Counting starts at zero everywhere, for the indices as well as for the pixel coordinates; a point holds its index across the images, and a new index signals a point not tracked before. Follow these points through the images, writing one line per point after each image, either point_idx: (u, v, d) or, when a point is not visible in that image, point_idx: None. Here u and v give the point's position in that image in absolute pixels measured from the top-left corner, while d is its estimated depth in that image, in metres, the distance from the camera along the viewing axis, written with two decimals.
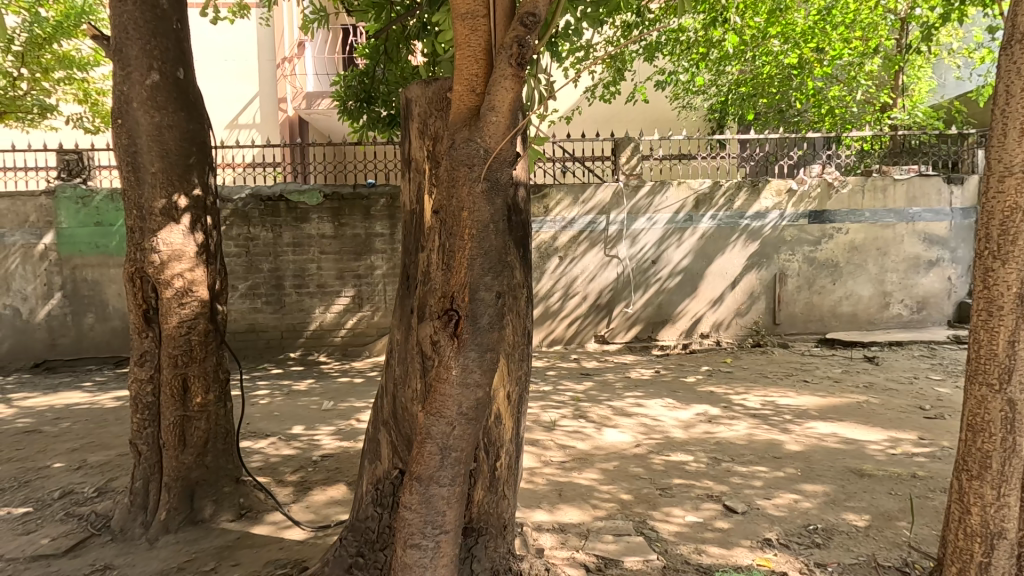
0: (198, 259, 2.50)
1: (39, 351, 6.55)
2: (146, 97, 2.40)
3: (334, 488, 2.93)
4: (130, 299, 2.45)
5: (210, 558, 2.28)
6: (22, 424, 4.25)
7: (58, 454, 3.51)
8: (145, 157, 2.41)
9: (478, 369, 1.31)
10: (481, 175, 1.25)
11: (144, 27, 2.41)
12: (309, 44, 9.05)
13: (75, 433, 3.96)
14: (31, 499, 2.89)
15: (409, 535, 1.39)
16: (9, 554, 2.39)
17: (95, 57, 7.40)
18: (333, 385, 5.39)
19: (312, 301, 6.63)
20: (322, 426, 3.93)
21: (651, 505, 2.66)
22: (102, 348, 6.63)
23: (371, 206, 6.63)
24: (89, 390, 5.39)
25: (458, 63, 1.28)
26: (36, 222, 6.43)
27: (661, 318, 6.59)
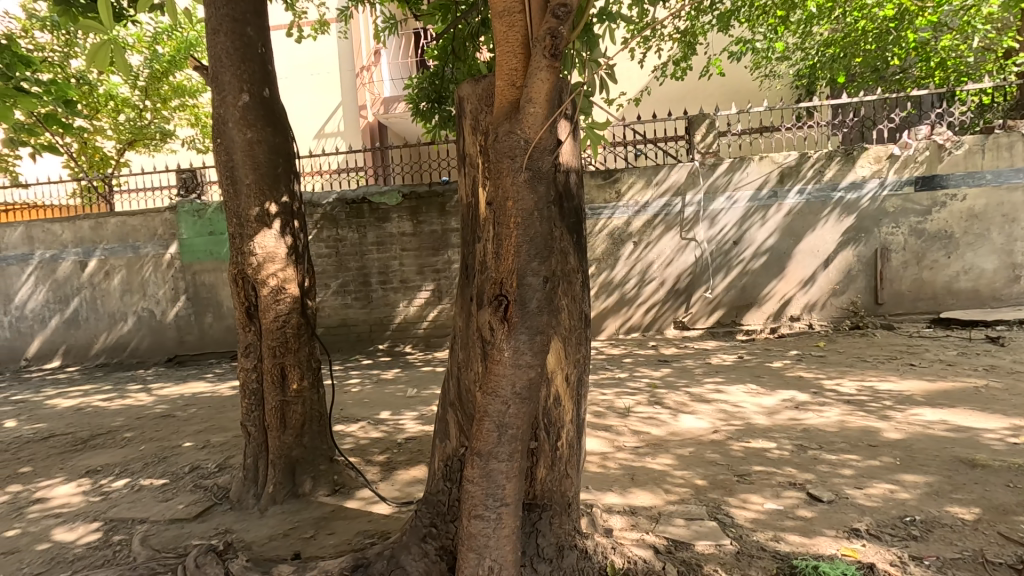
0: (288, 259, 2.77)
1: (170, 347, 7.51)
2: (239, 117, 2.68)
3: (417, 468, 3.13)
4: (235, 297, 2.78)
5: (310, 526, 2.54)
6: (160, 409, 4.93)
7: (188, 435, 4.05)
8: (240, 170, 2.70)
9: (529, 352, 1.38)
10: (522, 165, 1.31)
11: (234, 55, 2.68)
12: (383, 51, 9.52)
13: (200, 417, 4.54)
14: (168, 471, 3.37)
15: (473, 507, 1.48)
16: (153, 516, 2.81)
17: (203, 83, 8.30)
18: (417, 374, 5.71)
19: (396, 295, 7.02)
20: (407, 412, 4.20)
21: (727, 491, 2.60)
22: (220, 344, 7.47)
23: (446, 203, 6.89)
24: (210, 381, 6.13)
25: (497, 59, 1.33)
26: (163, 234, 7.36)
27: (745, 301, 6.27)
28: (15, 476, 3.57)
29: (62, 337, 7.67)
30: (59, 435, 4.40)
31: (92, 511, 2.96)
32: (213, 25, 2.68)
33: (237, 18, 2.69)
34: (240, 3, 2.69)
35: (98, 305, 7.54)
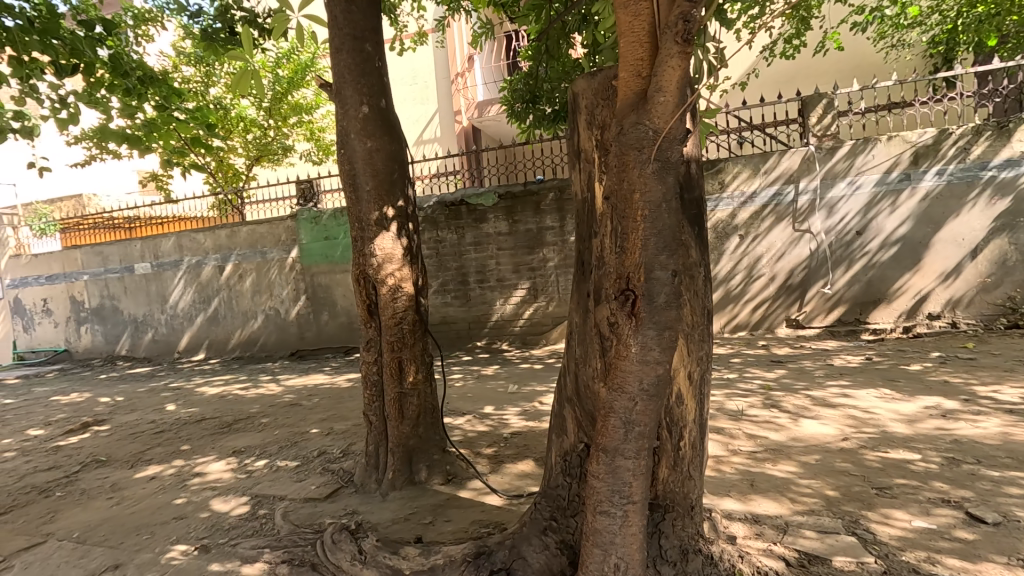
0: (404, 260, 2.94)
1: (293, 342, 8.27)
2: (360, 128, 2.88)
3: (525, 462, 3.19)
4: (358, 296, 2.99)
5: (428, 512, 2.67)
6: (287, 398, 5.45)
7: (314, 423, 4.45)
8: (361, 178, 2.90)
9: (657, 348, 1.35)
10: (651, 156, 1.28)
11: (354, 69, 2.88)
12: (477, 57, 9.86)
13: (323, 406, 4.96)
14: (300, 455, 3.72)
15: (598, 502, 1.48)
16: (290, 494, 3.12)
17: (317, 100, 9.07)
18: (517, 370, 5.82)
19: (493, 294, 7.20)
20: (510, 407, 4.28)
21: (864, 504, 2.37)
22: (335, 340, 8.10)
23: (541, 201, 6.93)
24: (328, 374, 6.68)
25: (622, 50, 1.31)
26: (286, 240, 8.14)
27: (872, 297, 5.68)
28: (178, 453, 4.12)
29: (205, 333, 8.73)
30: (208, 418, 5.02)
31: (241, 486, 3.34)
32: (335, 45, 2.89)
33: (356, 36, 2.89)
34: (360, 22, 2.89)
35: (234, 304, 8.50)
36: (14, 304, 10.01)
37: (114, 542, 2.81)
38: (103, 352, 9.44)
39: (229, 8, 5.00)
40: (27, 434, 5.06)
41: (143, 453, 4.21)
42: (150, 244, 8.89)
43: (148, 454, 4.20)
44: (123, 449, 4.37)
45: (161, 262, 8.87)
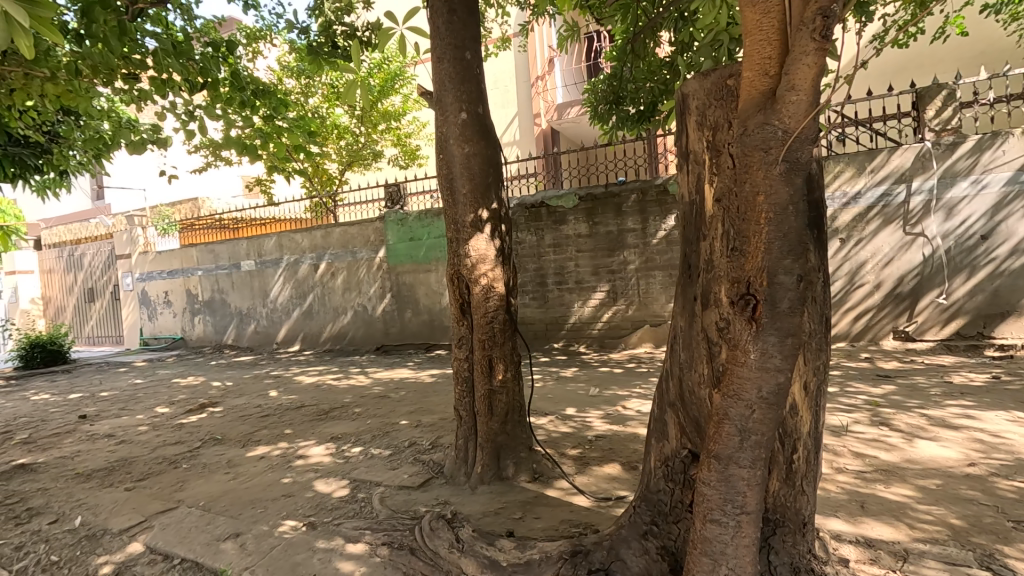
0: (496, 261, 3.02)
1: (378, 337, 8.70)
2: (459, 133, 3.00)
3: (611, 466, 3.17)
4: (452, 295, 3.11)
5: (518, 508, 2.72)
6: (376, 390, 5.76)
7: (403, 415, 4.66)
8: (458, 181, 3.01)
9: (779, 355, 1.30)
10: (778, 157, 1.24)
11: (456, 77, 3.00)
12: (558, 59, 9.91)
13: (410, 400, 5.19)
14: (392, 444, 3.92)
15: (708, 510, 1.45)
16: (385, 481, 3.30)
17: (404, 107, 9.53)
18: (596, 373, 5.78)
19: (571, 296, 7.18)
20: (592, 410, 4.26)
21: (999, 538, 2.14)
22: (417, 336, 8.41)
23: (622, 203, 6.82)
24: (411, 369, 6.96)
25: (748, 49, 1.29)
26: (374, 241, 8.59)
27: (999, 309, 5.10)
28: (283, 435, 4.48)
29: (300, 326, 9.39)
30: (306, 405, 5.40)
31: (340, 470, 3.58)
32: (438, 54, 3.03)
33: (458, 44, 3.01)
34: (461, 32, 3.01)
35: (326, 300, 9.08)
36: (142, 296, 11.31)
37: (234, 513, 3.09)
38: (213, 341, 10.42)
39: (332, 24, 5.38)
40: (155, 411, 5.68)
41: (253, 434, 4.61)
42: (255, 244, 9.74)
43: (257, 435, 4.59)
44: (235, 429, 4.81)
45: (263, 261, 9.67)
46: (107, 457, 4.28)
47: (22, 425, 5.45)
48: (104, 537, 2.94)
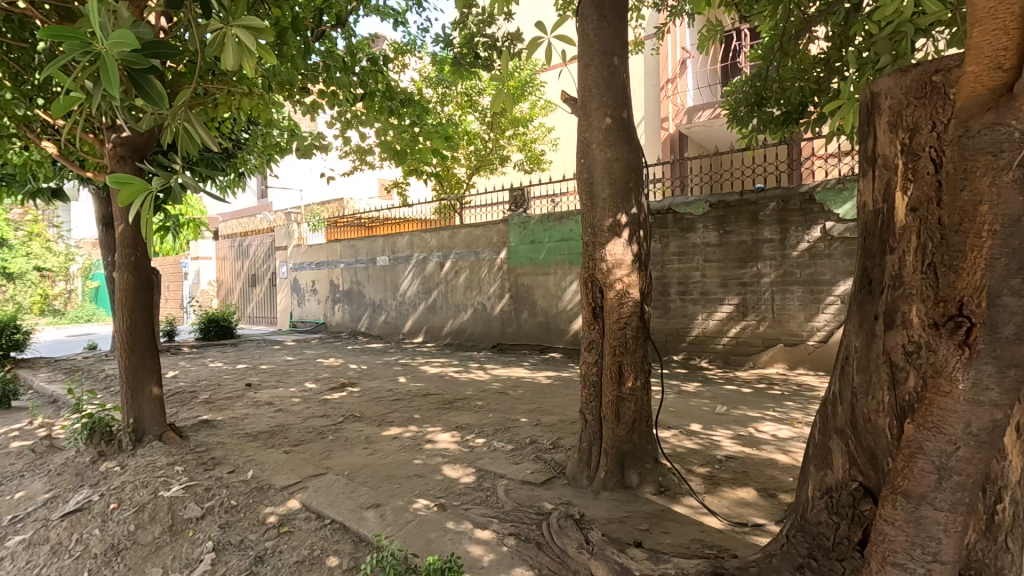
0: (633, 266, 2.98)
1: (494, 335, 9.00)
2: (602, 138, 3.01)
3: (745, 490, 2.98)
4: (584, 298, 3.12)
5: (644, 520, 2.66)
6: (495, 386, 5.97)
7: (522, 412, 4.79)
8: (599, 185, 3.02)
9: (997, 388, 1.17)
10: (1012, 165, 1.16)
11: (602, 83, 3.02)
12: (690, 61, 9.56)
13: (528, 398, 5.32)
14: (514, 439, 4.04)
15: (889, 552, 1.31)
16: (509, 474, 3.40)
17: (531, 113, 9.80)
18: (721, 390, 5.45)
19: (695, 307, 6.86)
20: (720, 429, 4.04)
21: None
22: (531, 337, 8.54)
23: (759, 211, 6.36)
24: (527, 369, 7.10)
25: (975, 42, 1.17)
26: (497, 242, 8.92)
27: None
28: (413, 419, 4.82)
29: (425, 319, 10.02)
30: (432, 394, 5.76)
31: (466, 458, 3.77)
32: (585, 61, 3.07)
33: (606, 50, 3.02)
34: (610, 37, 3.02)
35: (449, 296, 9.58)
36: (294, 283, 12.81)
37: (374, 485, 3.38)
38: (349, 328, 11.49)
39: (473, 36, 5.69)
40: (305, 385, 6.42)
41: (387, 415, 5.01)
42: (390, 241, 10.59)
43: (390, 416, 4.98)
44: (371, 409, 5.26)
45: (396, 257, 10.48)
46: (269, 422, 4.90)
47: (204, 387, 6.42)
48: (270, 490, 3.35)
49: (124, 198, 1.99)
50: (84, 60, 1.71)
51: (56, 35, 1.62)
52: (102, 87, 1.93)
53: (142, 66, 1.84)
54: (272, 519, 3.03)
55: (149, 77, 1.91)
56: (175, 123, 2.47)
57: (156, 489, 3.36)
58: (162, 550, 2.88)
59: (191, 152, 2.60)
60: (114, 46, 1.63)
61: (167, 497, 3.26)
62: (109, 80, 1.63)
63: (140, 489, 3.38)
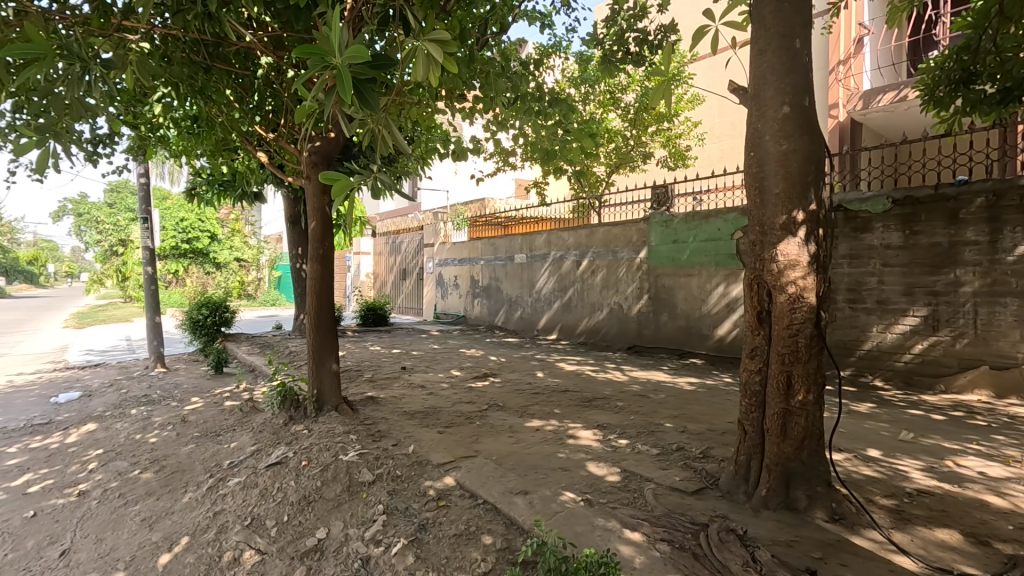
0: (810, 268, 2.70)
1: (631, 337, 8.79)
2: (778, 129, 2.78)
3: (946, 532, 2.56)
4: (748, 301, 2.93)
5: (817, 547, 2.41)
6: (635, 388, 5.84)
7: (666, 418, 4.63)
8: (771, 180, 2.80)
9: None
10: None
11: (780, 69, 2.79)
12: (868, 39, 8.44)
13: (671, 404, 5.13)
14: (659, 444, 3.92)
15: None
16: (657, 478, 3.31)
17: (677, 107, 9.42)
18: (904, 414, 4.73)
19: (869, 318, 6.03)
20: (907, 458, 3.52)
21: None
22: (671, 341, 8.19)
23: (960, 209, 5.39)
24: (666, 373, 6.83)
25: None
26: (637, 241, 8.70)
27: None
28: (553, 414, 4.91)
29: (560, 317, 10.12)
30: (570, 391, 5.81)
31: (609, 457, 3.75)
32: (761, 46, 2.85)
33: (786, 33, 2.79)
34: (791, 19, 2.77)
35: (585, 295, 9.57)
36: (439, 278, 13.76)
37: (521, 472, 3.50)
38: (486, 322, 12.04)
39: (625, 31, 5.56)
40: (451, 373, 6.88)
41: (528, 407, 5.17)
42: (528, 240, 10.89)
43: (531, 409, 5.13)
44: (513, 400, 5.47)
45: (534, 255, 10.73)
46: (423, 403, 5.34)
47: (367, 367, 7.20)
48: (429, 466, 3.65)
49: (335, 193, 2.51)
50: (326, 72, 2.08)
51: (309, 54, 2.02)
52: (335, 96, 2.30)
53: (365, 75, 2.19)
54: (432, 492, 3.30)
55: (369, 87, 2.24)
56: (376, 128, 2.80)
57: (336, 453, 3.83)
58: (343, 506, 3.28)
59: (385, 153, 2.91)
60: (350, 58, 1.95)
61: (345, 461, 3.71)
62: (343, 86, 1.96)
63: (324, 451, 3.89)
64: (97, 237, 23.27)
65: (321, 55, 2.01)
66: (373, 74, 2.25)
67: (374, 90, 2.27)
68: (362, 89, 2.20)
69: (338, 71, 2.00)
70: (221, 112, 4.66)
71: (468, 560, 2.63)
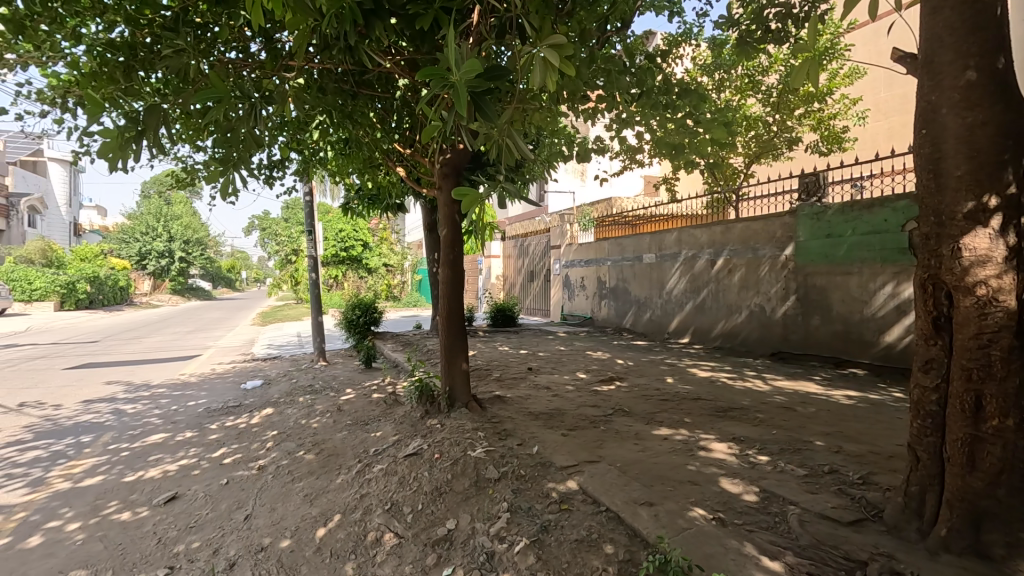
0: (1008, 265, 2.21)
1: (775, 342, 7.98)
2: (959, 100, 2.32)
3: None
4: (920, 305, 2.50)
5: None
6: (778, 399, 5.30)
7: (816, 435, 4.13)
8: (949, 161, 2.36)
9: None
10: None
11: (961, 27, 2.33)
12: None
13: (823, 419, 4.56)
14: (807, 464, 3.51)
15: None
16: (803, 502, 2.97)
17: (830, 85, 8.37)
18: None
19: None
20: None
21: None
22: (825, 348, 7.29)
23: None
24: (818, 384, 6.09)
25: None
26: (781, 237, 7.90)
27: None
28: (683, 423, 4.65)
29: (692, 319, 9.54)
30: (703, 399, 5.45)
31: (747, 474, 3.44)
32: (934, 3, 2.42)
33: None
34: None
35: (721, 296, 8.92)
36: (566, 279, 13.80)
37: (647, 482, 3.36)
38: (614, 323, 11.80)
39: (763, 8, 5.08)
40: (577, 375, 6.86)
41: (656, 414, 4.96)
42: (656, 239, 10.47)
43: (659, 416, 4.91)
44: (640, 406, 5.29)
45: (663, 254, 10.27)
46: (547, 404, 5.40)
47: (496, 367, 7.48)
48: (552, 467, 3.67)
49: (467, 208, 2.62)
50: (445, 91, 2.22)
51: (433, 74, 2.17)
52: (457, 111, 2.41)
53: (481, 88, 2.26)
54: (555, 495, 3.31)
55: (486, 99, 2.31)
56: (500, 138, 2.88)
57: (466, 448, 4.03)
58: (471, 500, 3.44)
59: (509, 162, 3.00)
60: (465, 74, 2.04)
61: (473, 456, 3.88)
62: (461, 102, 2.06)
63: (455, 446, 4.11)
64: (277, 248, 27.34)
65: (442, 75, 2.15)
66: (488, 86, 2.33)
67: (491, 101, 2.34)
68: (479, 101, 2.28)
69: (456, 88, 2.11)
70: (366, 133, 5.17)
71: (590, 568, 2.59)
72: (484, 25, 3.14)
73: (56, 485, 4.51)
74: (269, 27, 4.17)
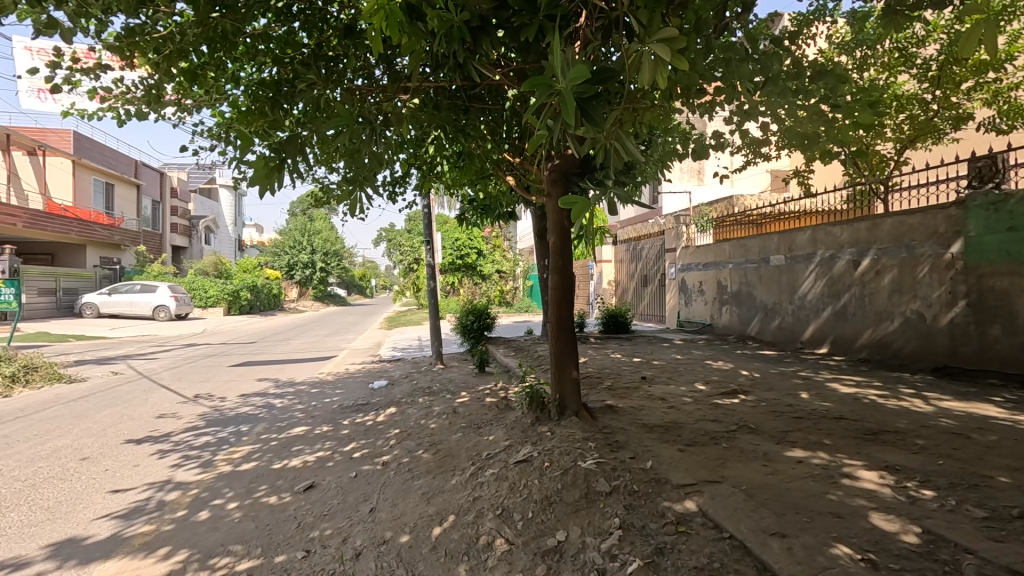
0: None
1: (939, 356, 6.84)
2: None
3: None
4: None
5: None
6: (946, 423, 4.51)
7: (1000, 469, 3.44)
8: None
9: None
10: None
11: None
12: None
13: (1010, 450, 3.78)
14: (989, 505, 2.92)
15: None
16: (983, 551, 2.47)
17: (1010, 50, 7.02)
18: None
19: None
20: None
21: None
22: (1010, 364, 6.09)
23: None
24: (1001, 406, 5.09)
25: None
26: (945, 232, 6.77)
27: None
28: (823, 444, 4.13)
29: (831, 327, 8.51)
30: (847, 418, 4.81)
31: (905, 510, 2.94)
32: None
33: None
34: None
35: (866, 302, 7.85)
36: (682, 284, 13.10)
37: (778, 510, 3.02)
38: (737, 331, 10.94)
39: None
40: (696, 386, 6.43)
41: (788, 433, 4.47)
42: (786, 239, 9.53)
43: (793, 435, 4.41)
44: (769, 423, 4.81)
45: (794, 255, 9.32)
46: (663, 417, 5.11)
47: (608, 375, 7.29)
48: (668, 485, 3.45)
49: (574, 217, 2.55)
50: (552, 98, 2.20)
51: (538, 84, 2.17)
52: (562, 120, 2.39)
53: (589, 93, 2.24)
54: (671, 515, 3.10)
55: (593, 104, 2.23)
56: (605, 143, 2.79)
57: (576, 458, 3.95)
58: (581, 513, 3.36)
59: (616, 168, 2.88)
60: (573, 80, 2.02)
61: (584, 467, 3.79)
62: (569, 109, 2.03)
63: (565, 455, 4.04)
64: (401, 257, 29.45)
65: (548, 83, 2.13)
66: (596, 90, 2.26)
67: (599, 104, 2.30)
68: (585, 107, 2.26)
69: (563, 95, 2.09)
70: (478, 146, 5.35)
71: None
72: (589, 28, 3.07)
73: (221, 467, 5.21)
74: (389, 53, 4.48)
